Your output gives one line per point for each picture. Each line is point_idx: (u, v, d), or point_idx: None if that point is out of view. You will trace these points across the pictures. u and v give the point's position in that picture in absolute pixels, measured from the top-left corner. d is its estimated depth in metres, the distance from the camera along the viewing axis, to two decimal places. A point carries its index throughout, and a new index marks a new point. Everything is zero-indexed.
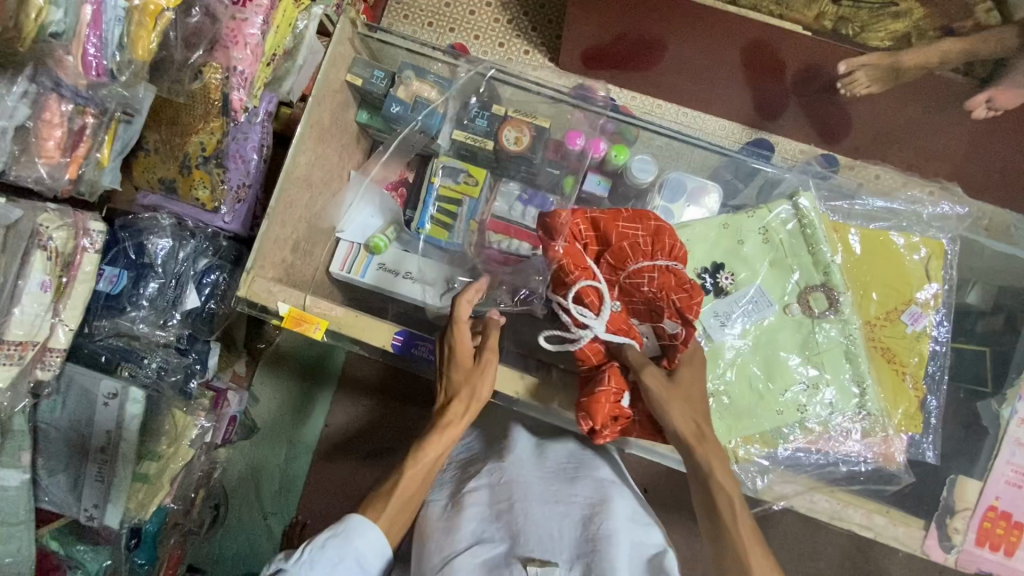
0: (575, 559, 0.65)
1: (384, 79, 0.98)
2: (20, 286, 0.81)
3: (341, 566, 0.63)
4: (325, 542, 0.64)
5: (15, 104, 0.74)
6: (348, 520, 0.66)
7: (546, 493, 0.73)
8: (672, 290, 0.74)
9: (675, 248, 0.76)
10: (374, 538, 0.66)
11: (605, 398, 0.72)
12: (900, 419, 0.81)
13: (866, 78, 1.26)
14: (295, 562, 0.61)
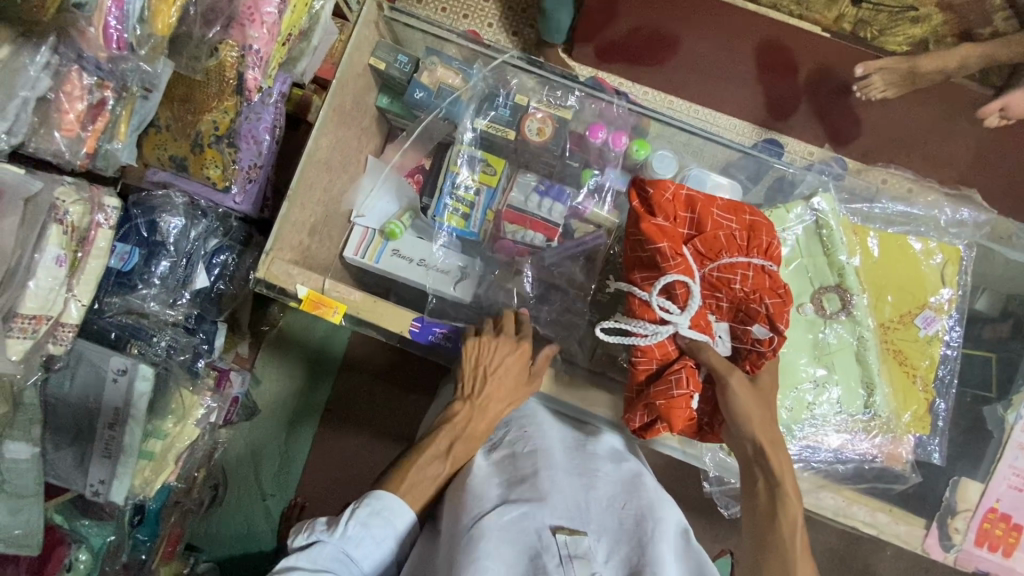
0: (602, 532, 0.66)
1: (408, 63, 0.98)
2: (36, 260, 0.80)
3: (383, 544, 0.67)
4: (368, 519, 0.67)
5: (37, 76, 0.73)
6: (389, 499, 0.69)
7: (571, 465, 0.75)
8: (766, 291, 0.75)
9: (770, 248, 0.76)
10: (410, 517, 0.70)
11: (682, 403, 0.72)
12: (909, 421, 0.83)
13: (882, 82, 1.37)
14: (340, 536, 0.65)
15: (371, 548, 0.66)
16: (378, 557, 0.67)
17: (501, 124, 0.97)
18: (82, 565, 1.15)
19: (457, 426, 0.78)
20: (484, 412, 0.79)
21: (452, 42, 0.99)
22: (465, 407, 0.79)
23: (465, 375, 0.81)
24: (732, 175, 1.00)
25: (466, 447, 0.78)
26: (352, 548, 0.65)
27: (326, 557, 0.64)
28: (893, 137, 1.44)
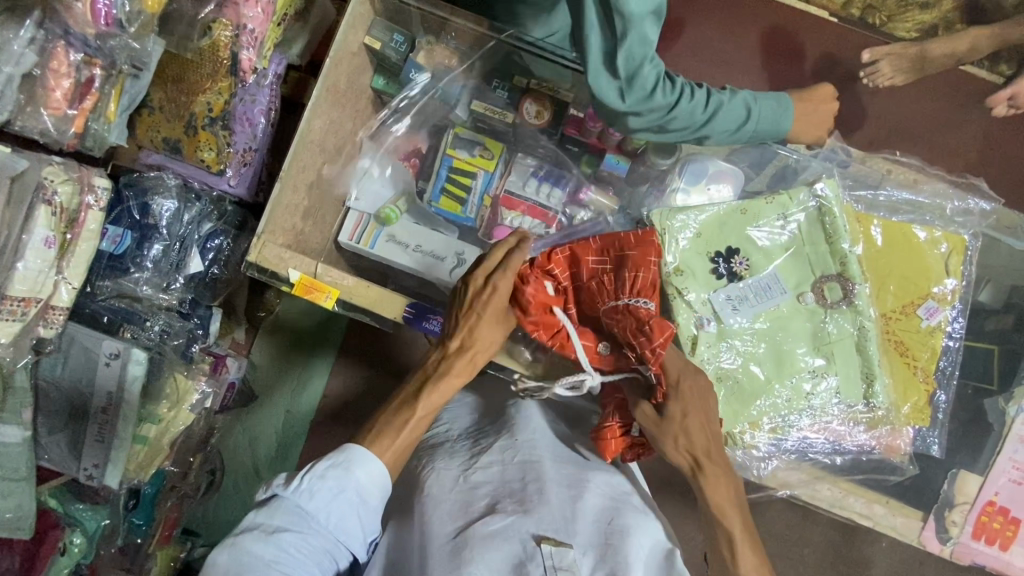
0: (589, 544, 0.65)
1: (404, 43, 0.96)
2: (24, 241, 0.79)
3: (341, 496, 0.66)
4: (326, 472, 0.66)
5: (22, 51, 0.71)
6: (349, 450, 0.68)
7: (560, 477, 0.73)
8: (632, 336, 0.72)
9: (637, 283, 0.75)
10: (373, 472, 0.68)
11: (610, 434, 0.79)
12: (908, 412, 0.82)
13: (890, 68, 1.36)
14: (294, 490, 0.65)
15: (329, 501, 0.65)
16: (339, 510, 0.66)
17: (499, 107, 0.96)
18: (76, 548, 1.14)
19: (430, 368, 0.75)
20: (461, 356, 0.74)
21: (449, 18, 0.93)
22: (442, 351, 0.75)
23: (450, 313, 0.75)
24: (734, 161, 0.98)
25: (436, 393, 0.74)
26: (306, 501, 0.65)
27: (282, 511, 0.65)
28: (898, 126, 1.44)
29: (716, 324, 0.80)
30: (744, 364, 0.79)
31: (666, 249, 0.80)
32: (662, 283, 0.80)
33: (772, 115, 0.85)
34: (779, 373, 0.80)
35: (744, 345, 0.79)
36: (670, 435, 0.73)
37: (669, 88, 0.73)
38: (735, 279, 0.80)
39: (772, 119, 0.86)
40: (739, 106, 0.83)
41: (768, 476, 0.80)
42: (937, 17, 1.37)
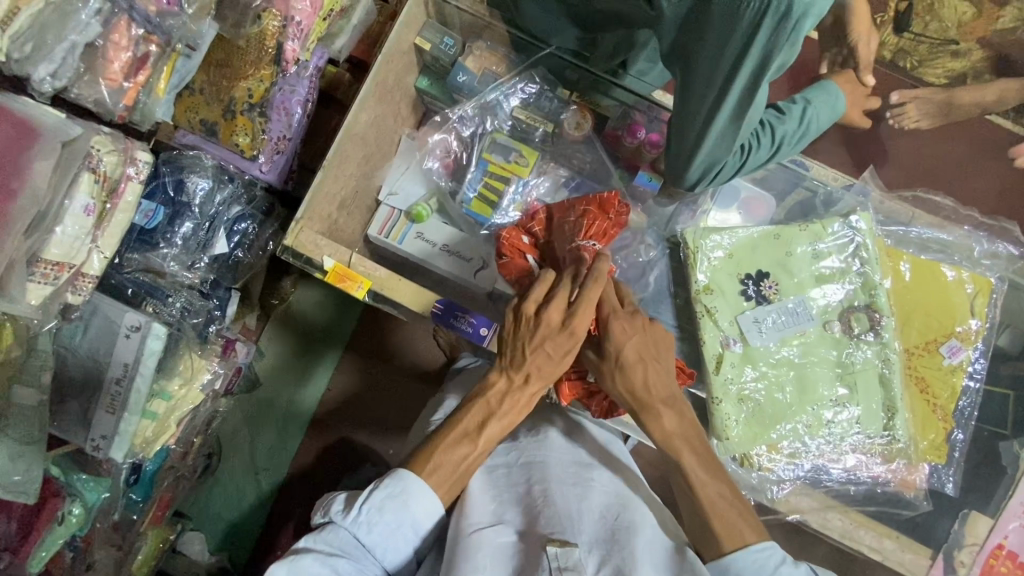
0: (594, 543, 0.65)
1: (453, 46, 0.99)
2: (65, 207, 0.80)
3: (398, 533, 0.63)
4: (383, 503, 0.63)
5: (88, 21, 0.72)
6: (406, 483, 0.64)
7: (565, 476, 0.74)
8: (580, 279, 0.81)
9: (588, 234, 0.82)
10: (430, 507, 0.65)
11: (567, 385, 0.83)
12: (925, 448, 0.82)
13: (917, 111, 1.43)
14: (352, 520, 0.62)
15: (386, 534, 0.63)
16: (394, 545, 0.63)
17: (540, 117, 1.00)
18: (74, 519, 1.13)
19: (492, 401, 0.73)
20: (525, 390, 0.73)
21: (495, 25, 0.98)
22: (507, 384, 0.73)
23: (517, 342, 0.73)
24: (765, 188, 0.99)
25: (497, 427, 0.72)
26: (363, 535, 0.62)
27: (340, 539, 0.62)
28: (920, 168, 1.46)
29: (742, 346, 0.81)
30: (765, 387, 0.80)
31: (697, 267, 0.82)
32: (692, 299, 0.82)
33: (827, 107, 0.99)
34: (801, 399, 0.80)
35: (767, 367, 0.80)
36: (607, 372, 0.74)
37: (739, 155, 0.82)
38: (764, 302, 0.82)
39: (818, 128, 0.97)
40: (799, 119, 0.92)
41: (780, 500, 0.81)
42: (965, 66, 1.44)
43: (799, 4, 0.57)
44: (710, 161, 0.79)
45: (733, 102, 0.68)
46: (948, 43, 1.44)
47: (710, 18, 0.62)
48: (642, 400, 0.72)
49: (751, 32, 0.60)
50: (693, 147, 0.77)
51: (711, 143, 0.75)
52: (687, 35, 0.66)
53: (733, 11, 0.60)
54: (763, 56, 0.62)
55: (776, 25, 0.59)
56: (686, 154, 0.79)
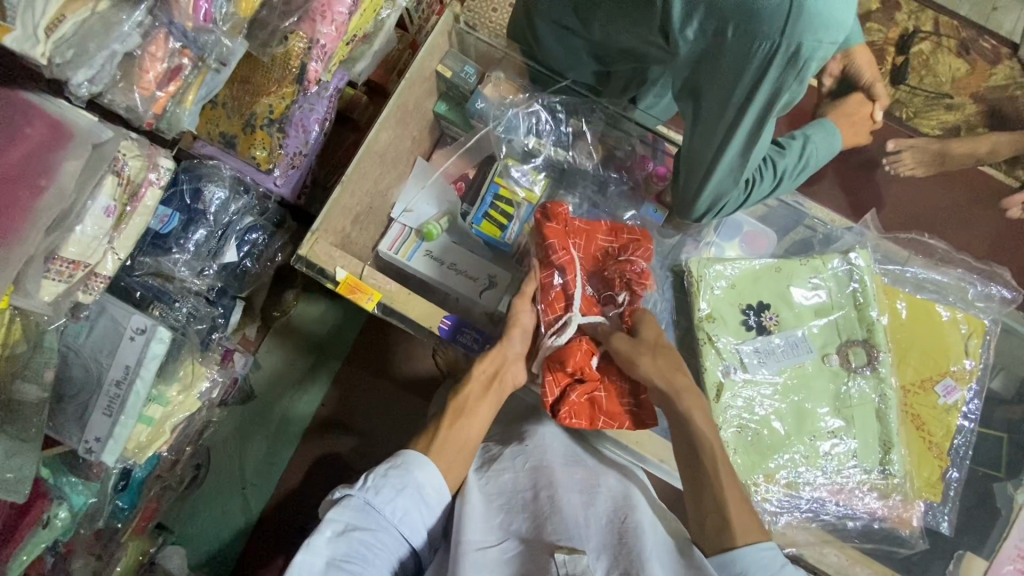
0: (602, 549, 0.67)
1: (473, 75, 1.02)
2: (87, 207, 0.82)
3: (404, 492, 0.69)
4: (387, 472, 0.70)
5: (130, 32, 0.75)
6: (405, 455, 0.72)
7: (573, 484, 0.75)
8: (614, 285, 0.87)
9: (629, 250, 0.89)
10: (431, 473, 0.72)
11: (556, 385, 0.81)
12: (921, 485, 0.83)
13: (912, 159, 1.48)
14: (362, 488, 0.68)
15: (393, 499, 0.68)
16: (402, 507, 0.69)
17: (550, 145, 1.02)
18: (59, 523, 1.10)
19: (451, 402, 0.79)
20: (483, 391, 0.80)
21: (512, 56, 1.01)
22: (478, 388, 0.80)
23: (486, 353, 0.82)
24: (766, 224, 1.02)
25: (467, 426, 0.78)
26: (373, 498, 0.68)
27: (352, 510, 0.67)
28: (915, 214, 1.50)
29: (743, 374, 0.82)
30: (763, 417, 0.81)
31: (700, 296, 0.85)
32: (695, 327, 0.84)
33: (826, 144, 1.03)
34: (798, 429, 0.82)
35: (767, 396, 0.81)
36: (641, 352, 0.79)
37: (744, 190, 0.86)
38: (764, 333, 0.83)
39: (816, 165, 1.00)
40: (800, 154, 0.96)
41: (778, 532, 0.80)
42: (960, 119, 1.52)
43: (807, 47, 0.61)
44: (716, 193, 0.83)
45: (741, 136, 0.72)
46: (942, 97, 1.53)
47: (723, 56, 0.66)
48: (670, 377, 0.77)
49: (761, 71, 0.64)
50: (701, 178, 0.80)
51: (721, 173, 0.78)
52: (701, 71, 0.70)
53: (745, 52, 0.64)
54: (771, 94, 0.66)
55: (786, 66, 0.63)
56: (695, 185, 0.82)
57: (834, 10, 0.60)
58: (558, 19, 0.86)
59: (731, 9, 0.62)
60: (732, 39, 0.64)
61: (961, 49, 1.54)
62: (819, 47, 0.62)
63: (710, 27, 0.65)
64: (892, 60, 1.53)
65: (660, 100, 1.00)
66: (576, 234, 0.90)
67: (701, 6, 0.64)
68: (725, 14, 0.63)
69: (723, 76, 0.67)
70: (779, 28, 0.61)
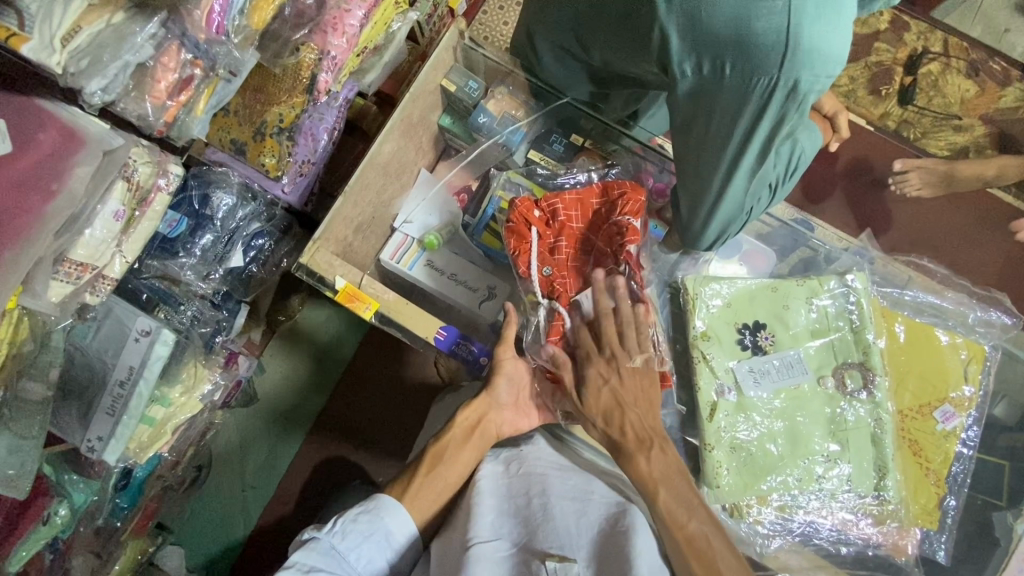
0: (592, 559, 0.66)
1: (477, 90, 1.04)
2: (97, 211, 0.84)
3: (372, 538, 0.71)
4: (358, 516, 0.72)
5: (142, 43, 0.77)
6: (378, 500, 0.75)
7: (565, 490, 0.74)
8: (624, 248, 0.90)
9: (631, 210, 0.91)
10: (402, 519, 0.74)
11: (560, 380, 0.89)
12: (916, 512, 0.82)
13: (919, 179, 1.47)
14: (330, 530, 0.70)
15: (360, 543, 0.70)
16: (367, 554, 0.70)
17: (553, 160, 1.05)
18: (60, 520, 1.12)
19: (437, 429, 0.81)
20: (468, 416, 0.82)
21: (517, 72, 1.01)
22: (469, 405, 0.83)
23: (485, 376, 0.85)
24: (765, 242, 1.02)
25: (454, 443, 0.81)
26: (340, 542, 0.69)
27: (317, 551, 0.67)
28: (920, 235, 1.49)
29: (737, 395, 0.82)
30: (758, 439, 0.80)
31: (695, 314, 0.85)
32: (689, 345, 0.84)
33: None
34: (793, 452, 0.81)
35: (762, 417, 0.81)
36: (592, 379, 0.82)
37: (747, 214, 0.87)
38: (759, 352, 0.83)
39: (808, 157, 0.87)
40: None
41: (769, 557, 0.82)
42: (969, 140, 1.52)
43: (805, 80, 0.63)
44: (724, 223, 0.85)
45: (745, 168, 0.74)
46: (951, 118, 1.53)
47: (723, 94, 0.67)
48: (646, 397, 0.81)
49: (761, 105, 0.66)
50: (703, 208, 0.83)
51: (723, 206, 0.81)
52: (702, 106, 0.71)
53: (744, 88, 0.65)
54: (773, 126, 0.68)
55: (786, 99, 0.65)
56: (698, 220, 0.85)
57: (827, 44, 0.62)
58: (559, 40, 0.88)
59: (727, 46, 0.64)
60: (730, 76, 0.66)
61: (971, 71, 1.53)
62: (818, 79, 0.63)
63: (707, 65, 0.67)
64: (900, 80, 1.53)
65: (660, 112, 1.02)
66: (568, 208, 0.93)
67: (699, 45, 0.66)
68: (721, 51, 0.64)
69: (722, 110, 0.69)
70: (777, 64, 0.62)
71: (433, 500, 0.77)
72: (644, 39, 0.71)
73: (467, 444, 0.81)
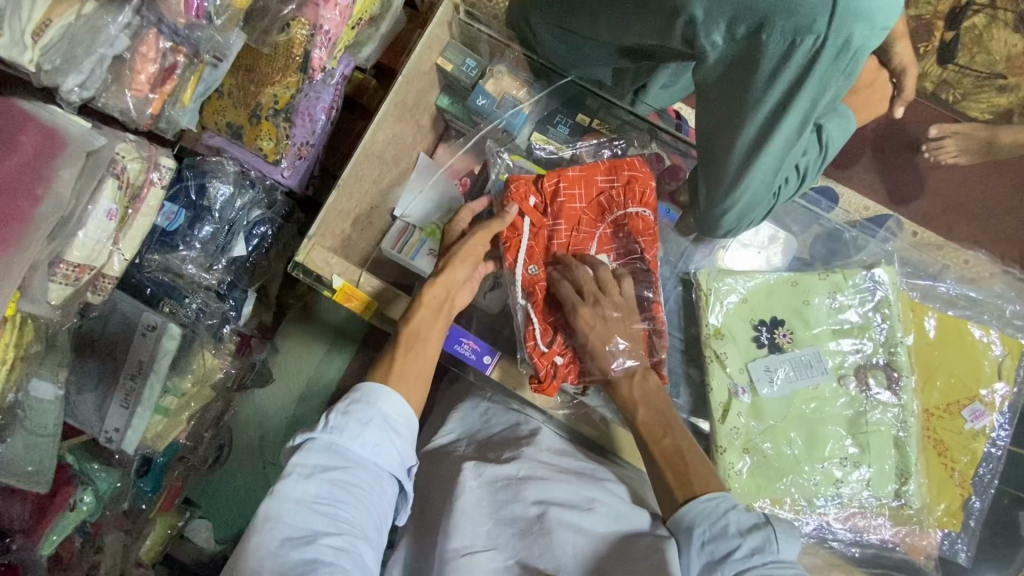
0: None
1: (475, 69, 0.97)
2: (89, 211, 0.82)
3: (370, 424, 0.68)
4: (351, 407, 0.69)
5: (117, 35, 0.73)
6: (367, 388, 0.71)
7: (568, 500, 0.78)
8: (641, 233, 0.91)
9: (644, 197, 0.91)
10: (397, 403, 0.71)
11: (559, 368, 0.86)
12: (940, 516, 0.83)
13: (955, 146, 1.40)
14: (327, 426, 0.68)
15: (359, 436, 0.68)
16: (372, 439, 0.68)
17: (558, 141, 0.99)
18: (85, 507, 1.16)
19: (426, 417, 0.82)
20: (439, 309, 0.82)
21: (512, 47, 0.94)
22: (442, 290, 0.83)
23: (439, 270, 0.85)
24: (785, 226, 0.97)
25: (426, 348, 0.79)
26: (338, 437, 0.67)
27: (316, 450, 0.67)
28: (951, 203, 1.43)
29: (751, 395, 0.82)
30: (774, 444, 0.81)
31: (710, 311, 0.85)
32: (702, 343, 0.85)
33: None
34: (811, 454, 0.82)
35: (780, 416, 0.82)
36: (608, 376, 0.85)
37: (774, 198, 0.81)
38: (776, 350, 0.83)
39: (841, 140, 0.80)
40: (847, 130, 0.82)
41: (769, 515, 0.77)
42: (1012, 102, 1.42)
43: (858, 37, 0.56)
44: (748, 206, 0.80)
45: (780, 143, 0.67)
46: (992, 78, 1.42)
47: (762, 59, 0.60)
48: (658, 403, 0.83)
49: (804, 72, 0.59)
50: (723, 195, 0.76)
51: (749, 188, 0.75)
52: (738, 73, 0.64)
53: (786, 51, 0.58)
54: (817, 95, 0.61)
55: (836, 59, 0.58)
56: (718, 198, 0.79)
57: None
58: (555, 16, 0.81)
59: (765, 6, 0.57)
60: (770, 42, 0.58)
61: (1019, 22, 1.41)
62: (872, 34, 0.57)
63: (742, 28, 0.60)
64: (941, 35, 1.40)
65: (676, 78, 0.93)
66: (570, 188, 0.90)
67: (729, 5, 0.59)
68: (760, 14, 0.58)
69: (758, 80, 0.62)
70: (825, 21, 0.55)
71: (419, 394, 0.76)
72: (666, 5, 0.64)
73: (437, 322, 0.82)
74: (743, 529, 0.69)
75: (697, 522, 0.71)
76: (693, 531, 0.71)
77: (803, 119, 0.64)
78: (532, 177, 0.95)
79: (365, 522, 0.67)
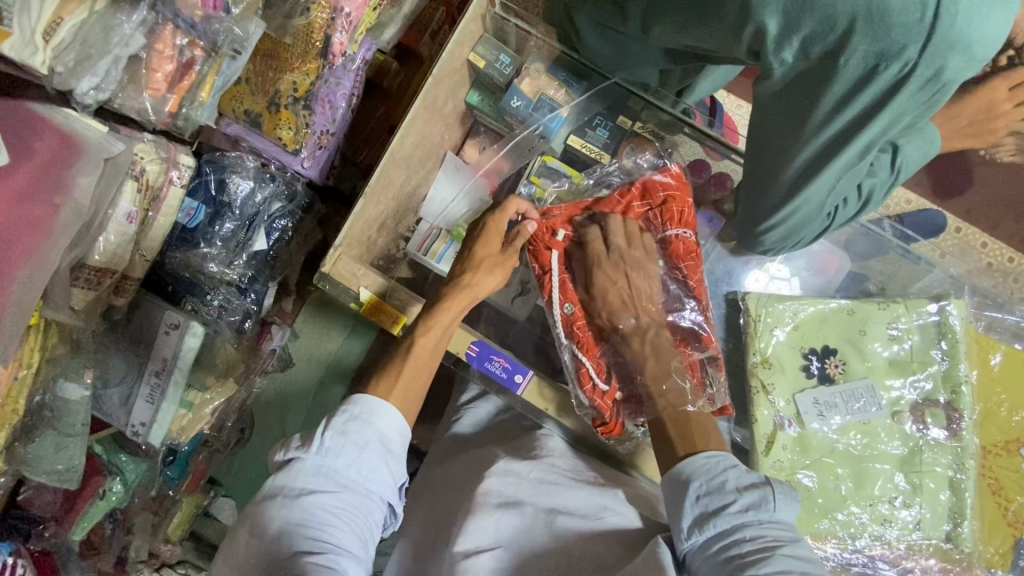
0: None
1: (509, 66, 0.92)
2: (110, 215, 0.80)
3: (367, 447, 0.67)
4: (346, 425, 0.67)
5: (132, 33, 0.69)
6: (365, 405, 0.69)
7: (579, 508, 0.75)
8: (684, 259, 0.91)
9: (684, 217, 0.91)
10: (393, 419, 0.70)
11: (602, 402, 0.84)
12: (991, 554, 0.86)
13: (1013, 145, 1.33)
14: (317, 448, 0.66)
15: (353, 458, 0.66)
16: (367, 463, 0.66)
17: (597, 147, 0.94)
18: (114, 496, 1.18)
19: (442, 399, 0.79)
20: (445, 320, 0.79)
21: (534, 33, 0.90)
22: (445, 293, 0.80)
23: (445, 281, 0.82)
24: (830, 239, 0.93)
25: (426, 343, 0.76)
26: (330, 459, 0.65)
27: (304, 473, 0.65)
28: (1000, 200, 1.35)
29: (798, 428, 0.86)
30: (820, 477, 0.85)
31: (760, 338, 0.88)
32: (747, 373, 0.88)
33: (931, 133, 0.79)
34: (859, 491, 0.85)
35: (828, 448, 0.86)
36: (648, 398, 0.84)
37: (824, 220, 0.78)
38: (827, 382, 0.87)
39: (915, 163, 0.79)
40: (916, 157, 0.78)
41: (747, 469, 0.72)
42: None
43: (952, 67, 0.53)
44: (795, 227, 0.76)
45: (842, 162, 0.63)
46: None
47: (834, 79, 0.56)
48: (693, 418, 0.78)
49: (882, 99, 0.55)
50: (776, 207, 0.73)
51: (796, 207, 0.72)
52: (807, 91, 0.59)
53: (866, 74, 0.54)
54: (890, 122, 0.58)
55: (921, 89, 0.55)
56: (764, 212, 0.75)
57: (986, 29, 0.51)
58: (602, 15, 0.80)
59: (847, 17, 0.52)
60: (847, 65, 0.55)
61: None
62: (967, 64, 0.53)
63: (817, 48, 0.56)
64: None
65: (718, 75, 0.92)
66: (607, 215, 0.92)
67: (809, 21, 0.54)
68: (842, 33, 0.53)
69: (829, 101, 0.58)
70: (917, 47, 0.51)
71: (415, 398, 0.75)
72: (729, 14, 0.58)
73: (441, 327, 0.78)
74: (742, 486, 0.67)
75: (693, 476, 0.69)
76: (689, 485, 0.69)
77: (870, 144, 0.61)
78: (565, 181, 0.94)
79: (357, 544, 0.65)
